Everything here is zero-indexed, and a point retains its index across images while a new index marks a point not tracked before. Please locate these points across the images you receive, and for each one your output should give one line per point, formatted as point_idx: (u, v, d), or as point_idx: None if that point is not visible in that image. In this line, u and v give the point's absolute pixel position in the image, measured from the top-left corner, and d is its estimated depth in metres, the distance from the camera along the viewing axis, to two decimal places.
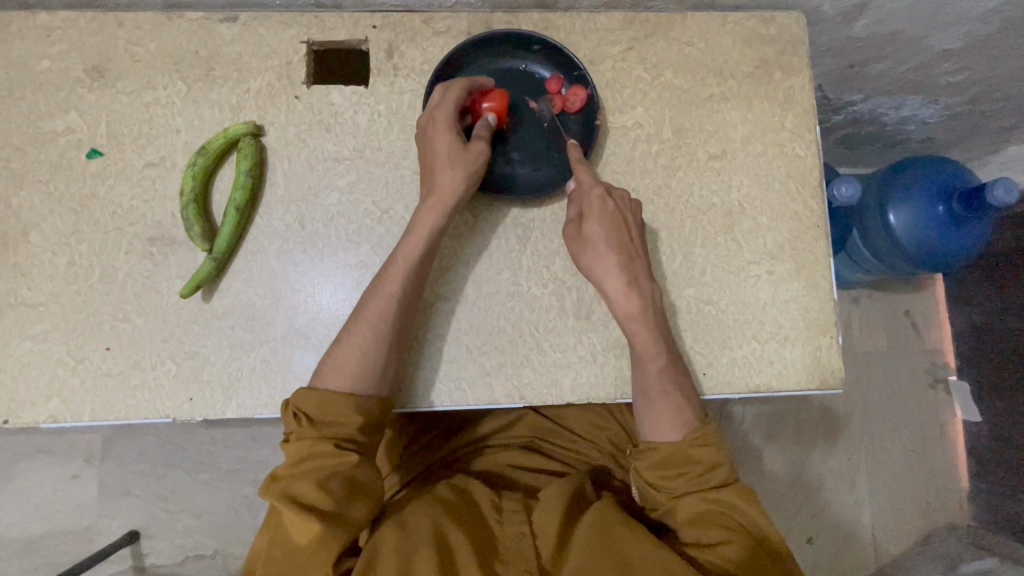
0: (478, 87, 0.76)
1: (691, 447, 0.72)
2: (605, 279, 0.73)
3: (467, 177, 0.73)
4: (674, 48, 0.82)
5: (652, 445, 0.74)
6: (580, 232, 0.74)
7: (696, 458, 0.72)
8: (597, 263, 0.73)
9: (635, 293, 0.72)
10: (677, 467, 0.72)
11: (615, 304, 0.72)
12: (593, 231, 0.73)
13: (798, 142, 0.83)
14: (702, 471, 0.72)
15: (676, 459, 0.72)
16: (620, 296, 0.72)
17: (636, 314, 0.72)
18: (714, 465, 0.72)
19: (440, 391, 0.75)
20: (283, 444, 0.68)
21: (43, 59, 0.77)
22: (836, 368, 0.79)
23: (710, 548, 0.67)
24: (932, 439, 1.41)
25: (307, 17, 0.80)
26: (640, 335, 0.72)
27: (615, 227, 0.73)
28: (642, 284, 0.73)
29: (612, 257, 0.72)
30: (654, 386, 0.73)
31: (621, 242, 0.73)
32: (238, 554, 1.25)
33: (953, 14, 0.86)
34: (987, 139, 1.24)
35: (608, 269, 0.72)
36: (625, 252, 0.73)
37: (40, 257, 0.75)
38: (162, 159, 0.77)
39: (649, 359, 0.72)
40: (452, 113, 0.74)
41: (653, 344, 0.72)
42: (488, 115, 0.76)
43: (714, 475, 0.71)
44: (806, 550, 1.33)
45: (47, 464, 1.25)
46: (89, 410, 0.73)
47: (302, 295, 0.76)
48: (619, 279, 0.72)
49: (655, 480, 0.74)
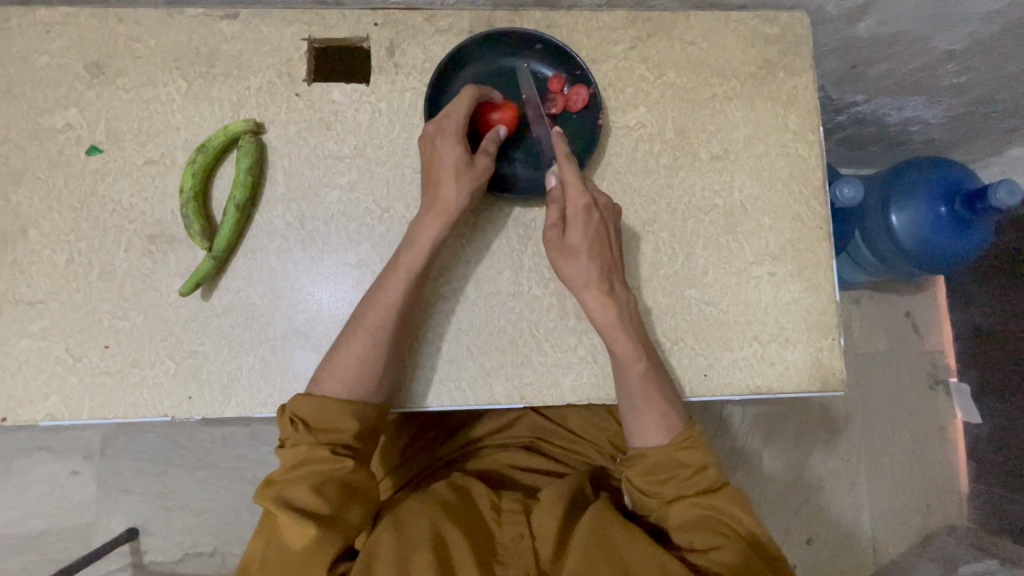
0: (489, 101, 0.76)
1: (677, 451, 0.72)
2: (583, 288, 0.72)
3: (472, 191, 0.72)
4: (677, 47, 0.82)
5: (640, 451, 0.74)
6: (563, 240, 0.73)
7: (682, 461, 0.72)
8: (576, 274, 0.72)
9: (612, 302, 0.72)
10: (664, 473, 0.72)
11: (593, 314, 0.72)
12: (576, 239, 0.72)
13: (801, 143, 0.82)
14: (691, 474, 0.71)
15: (664, 464, 0.72)
16: (597, 305, 0.72)
17: (615, 322, 0.72)
18: (701, 468, 0.72)
19: (440, 391, 0.75)
20: (278, 450, 0.68)
21: (43, 55, 0.77)
22: (838, 369, 0.79)
23: (705, 554, 0.66)
24: (932, 441, 1.40)
25: (308, 14, 0.80)
26: (620, 342, 0.72)
27: (598, 237, 0.73)
28: (618, 293, 0.73)
29: (593, 267, 0.72)
30: (640, 390, 0.72)
31: (600, 251, 0.73)
32: (237, 552, 1.25)
33: (958, 15, 0.85)
34: (990, 140, 1.23)
35: (588, 277, 0.72)
36: (605, 264, 0.73)
37: (39, 254, 0.74)
38: (162, 157, 0.77)
39: (632, 365, 0.72)
40: (462, 125, 0.73)
41: (631, 351, 0.72)
42: (501, 127, 0.75)
43: (703, 477, 0.71)
44: (806, 551, 1.32)
45: (46, 461, 1.25)
46: (88, 408, 0.72)
47: (302, 294, 0.76)
48: (597, 290, 0.72)
49: (647, 487, 0.73)
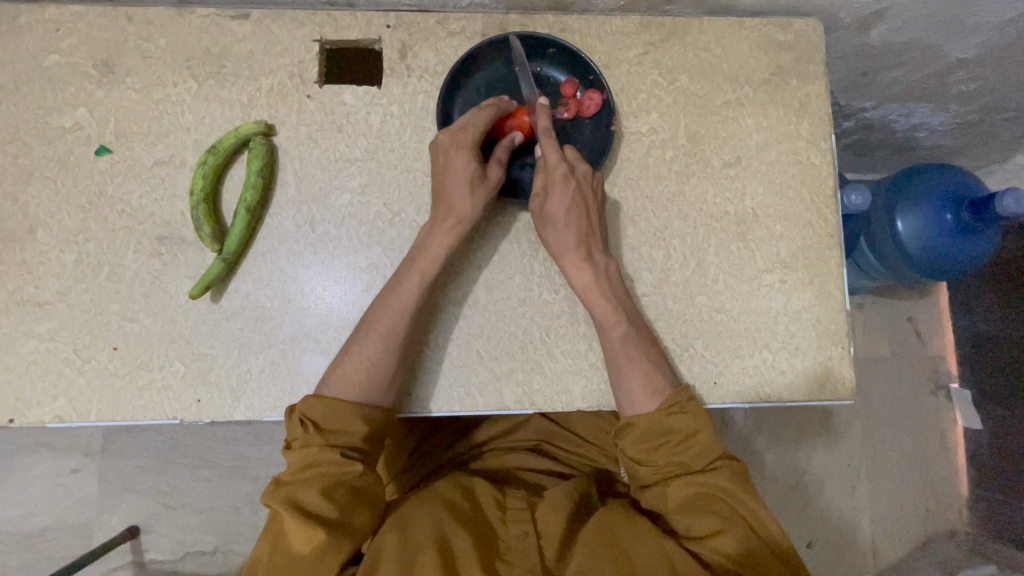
0: (505, 111, 0.75)
1: (665, 416, 0.71)
2: (562, 256, 0.73)
3: (486, 202, 0.73)
4: (690, 53, 0.82)
5: (630, 421, 0.73)
6: (543, 209, 0.74)
7: (670, 428, 0.71)
8: (557, 240, 0.73)
9: (589, 266, 0.72)
10: (655, 440, 0.72)
11: (572, 280, 0.73)
12: (555, 209, 0.73)
13: (813, 151, 0.82)
14: (679, 440, 0.71)
15: (654, 431, 0.72)
16: (574, 268, 0.72)
17: (593, 285, 0.72)
18: (689, 433, 0.71)
19: (450, 396, 0.75)
20: (287, 450, 0.68)
21: (53, 53, 0.76)
22: (847, 378, 0.79)
23: (703, 543, 0.67)
24: (932, 445, 1.41)
25: (320, 15, 0.79)
26: (599, 306, 0.72)
27: (576, 205, 0.73)
28: (597, 259, 0.73)
29: (570, 234, 0.73)
30: (626, 358, 0.72)
31: (579, 220, 0.73)
32: (238, 551, 1.25)
33: (970, 24, 0.85)
34: (996, 147, 1.23)
35: (564, 244, 0.73)
36: (583, 230, 0.73)
37: (47, 254, 0.74)
38: (173, 157, 0.76)
39: (613, 327, 0.72)
40: (478, 138, 0.73)
41: (610, 312, 0.72)
42: (516, 134, 0.76)
43: (692, 443, 0.71)
44: (807, 555, 1.33)
45: (47, 458, 1.24)
46: (96, 410, 0.72)
47: (312, 297, 0.75)
48: (574, 254, 0.72)
49: (639, 455, 0.73)
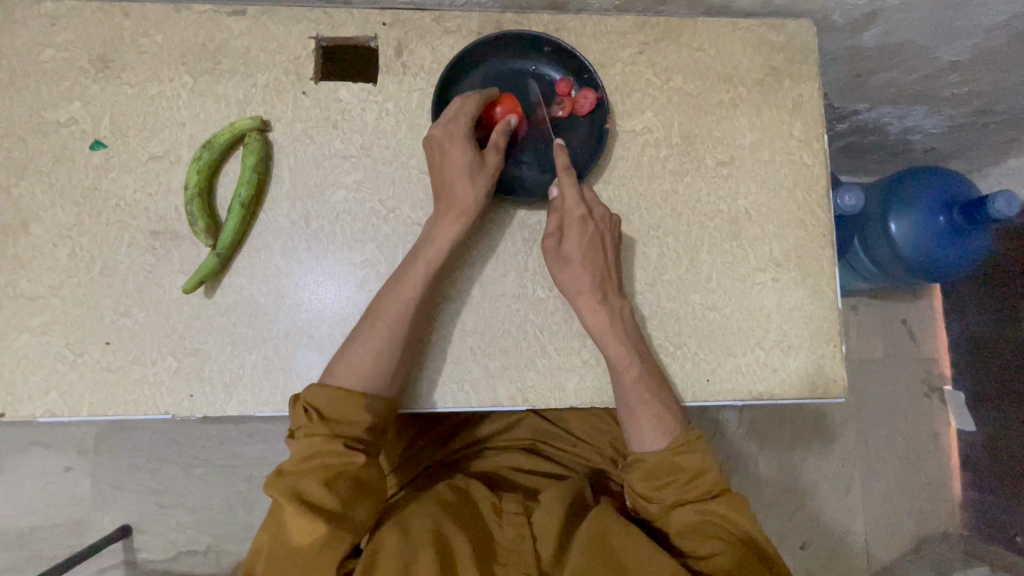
0: (490, 98, 0.76)
1: (674, 456, 0.72)
2: (577, 296, 0.73)
3: (486, 187, 0.73)
4: (685, 53, 0.82)
5: (638, 456, 0.74)
6: (556, 248, 0.74)
7: (678, 466, 0.72)
8: (572, 281, 0.73)
9: (604, 308, 0.72)
10: (666, 475, 0.72)
11: (586, 321, 0.72)
12: (572, 250, 0.73)
13: (806, 151, 0.83)
14: (689, 478, 0.72)
15: (662, 469, 0.72)
16: (589, 311, 0.72)
17: (608, 328, 0.72)
18: (699, 472, 0.72)
19: (444, 393, 0.75)
20: (289, 439, 0.68)
21: (48, 48, 0.76)
22: (839, 377, 0.79)
23: (703, 559, 0.67)
24: (926, 448, 1.42)
25: (316, 12, 0.80)
26: (613, 347, 0.72)
27: (593, 247, 0.73)
28: (612, 301, 0.73)
29: (586, 276, 0.72)
30: (635, 395, 0.72)
31: (595, 262, 0.73)
32: (231, 550, 1.24)
33: (963, 27, 0.86)
34: (989, 150, 1.24)
35: (581, 286, 0.72)
36: (599, 272, 0.73)
37: (40, 249, 0.74)
38: (167, 153, 0.76)
39: (626, 370, 0.72)
40: (469, 124, 0.74)
41: (624, 356, 0.72)
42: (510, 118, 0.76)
43: (701, 482, 0.72)
44: (800, 556, 1.33)
45: (39, 456, 1.24)
46: (87, 405, 0.72)
47: (306, 292, 0.75)
48: (590, 298, 0.72)
49: (646, 491, 0.73)
